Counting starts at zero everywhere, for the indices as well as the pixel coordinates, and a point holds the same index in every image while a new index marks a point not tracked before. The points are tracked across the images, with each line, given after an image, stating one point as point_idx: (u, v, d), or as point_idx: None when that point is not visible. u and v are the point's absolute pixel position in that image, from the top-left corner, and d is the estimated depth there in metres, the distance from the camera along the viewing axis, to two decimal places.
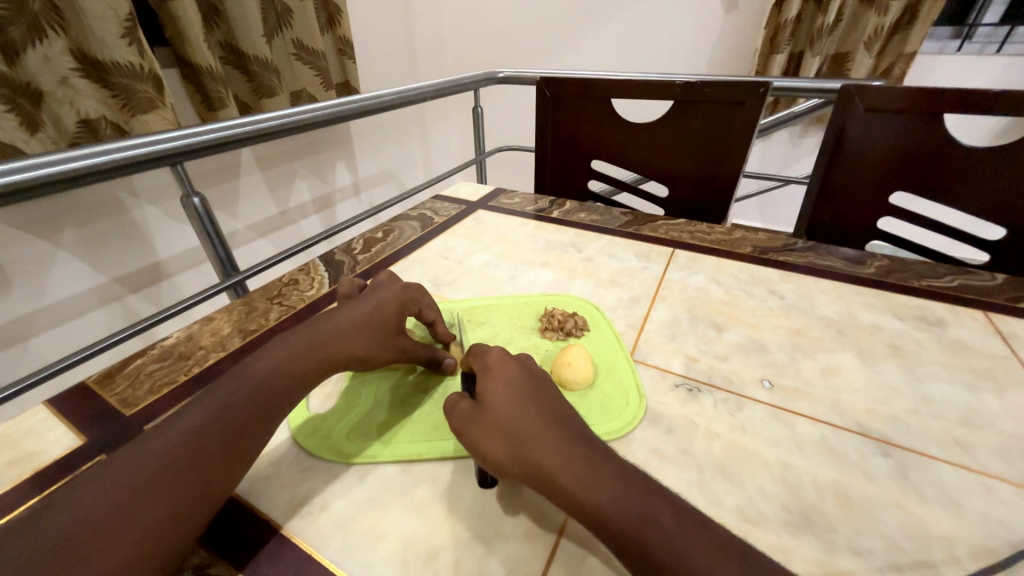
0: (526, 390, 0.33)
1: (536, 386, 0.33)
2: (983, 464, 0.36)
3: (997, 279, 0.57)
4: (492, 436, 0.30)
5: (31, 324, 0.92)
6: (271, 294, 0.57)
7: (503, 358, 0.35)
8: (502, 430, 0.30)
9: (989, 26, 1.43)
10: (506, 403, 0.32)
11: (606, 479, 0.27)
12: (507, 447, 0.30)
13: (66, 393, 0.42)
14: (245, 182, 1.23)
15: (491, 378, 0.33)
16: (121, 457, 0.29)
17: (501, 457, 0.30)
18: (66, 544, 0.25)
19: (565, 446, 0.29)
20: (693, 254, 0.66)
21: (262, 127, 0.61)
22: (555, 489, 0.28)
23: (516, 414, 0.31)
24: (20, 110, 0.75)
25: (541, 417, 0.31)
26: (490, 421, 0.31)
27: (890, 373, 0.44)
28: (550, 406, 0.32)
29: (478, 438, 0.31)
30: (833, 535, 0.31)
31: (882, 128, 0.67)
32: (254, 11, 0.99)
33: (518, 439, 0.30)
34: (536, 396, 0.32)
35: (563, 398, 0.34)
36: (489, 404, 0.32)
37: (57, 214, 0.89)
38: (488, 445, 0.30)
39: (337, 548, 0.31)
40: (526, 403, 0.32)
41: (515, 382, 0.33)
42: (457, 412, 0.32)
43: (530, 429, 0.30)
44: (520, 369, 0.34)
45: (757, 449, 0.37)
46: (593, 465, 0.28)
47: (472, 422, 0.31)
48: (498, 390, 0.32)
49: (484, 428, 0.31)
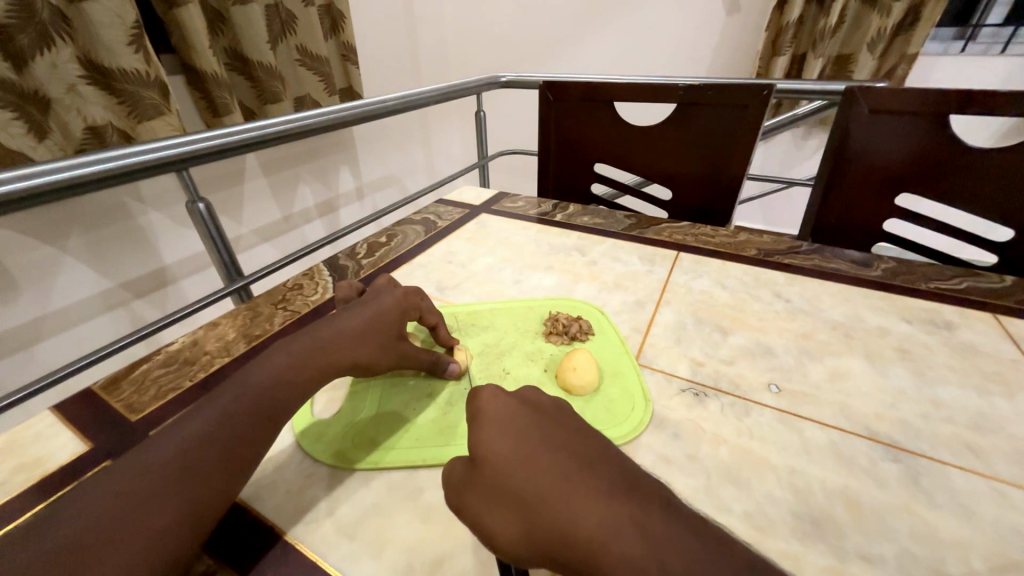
0: (524, 439, 0.29)
1: (536, 432, 0.30)
2: (995, 470, 0.35)
3: (1005, 282, 0.57)
4: (494, 510, 0.27)
5: (38, 330, 0.92)
6: (276, 299, 0.57)
7: (494, 403, 0.31)
8: (506, 501, 0.27)
9: (992, 26, 1.42)
10: (504, 463, 0.28)
11: (632, 537, 0.24)
12: (513, 520, 0.26)
13: (72, 398, 0.42)
14: (249, 187, 1.23)
15: (484, 435, 0.30)
16: (126, 463, 0.30)
17: (509, 534, 0.26)
18: (70, 547, 0.25)
19: (579, 504, 0.26)
20: (697, 257, 0.65)
21: (269, 133, 0.62)
22: (579, 558, 0.24)
23: (518, 476, 0.28)
24: (28, 117, 0.75)
25: (545, 474, 0.27)
26: (492, 490, 0.28)
27: (898, 377, 0.44)
28: (555, 455, 0.28)
29: (482, 515, 0.27)
30: (843, 542, 0.31)
31: (886, 130, 0.66)
32: (259, 19, 1.00)
33: (525, 508, 0.26)
34: (538, 446, 0.29)
35: (569, 437, 0.30)
36: (487, 470, 0.29)
37: (63, 220, 0.90)
38: (493, 521, 0.27)
39: (342, 555, 0.31)
40: (528, 457, 0.28)
41: (510, 432, 0.30)
42: (455, 483, 0.29)
43: (537, 491, 0.27)
44: (515, 412, 0.31)
45: (765, 454, 0.36)
46: (615, 521, 0.24)
47: (472, 495, 0.28)
48: (494, 447, 0.29)
49: (485, 499, 0.28)
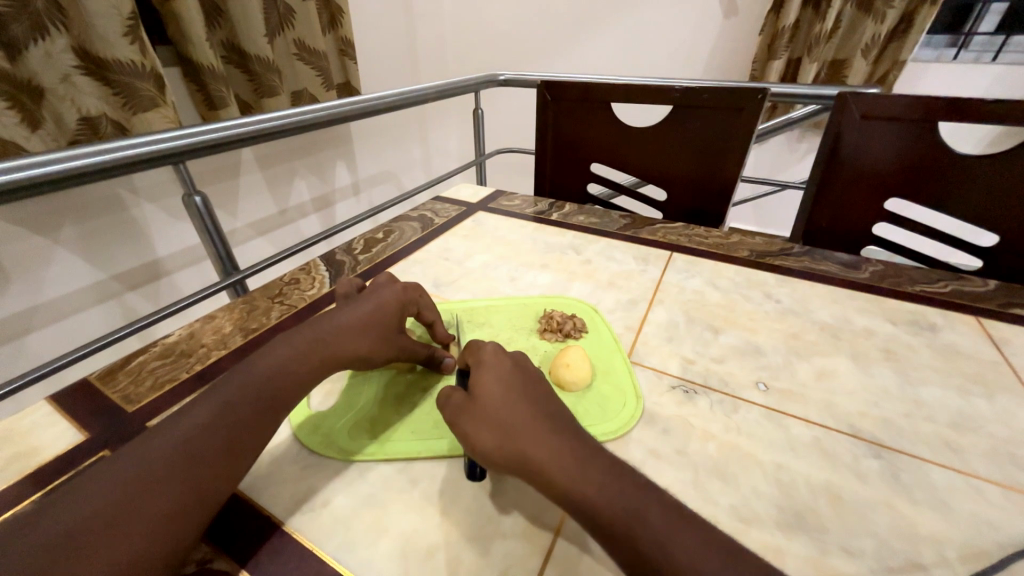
0: (517, 385, 0.33)
1: (527, 383, 0.34)
2: (973, 467, 0.36)
3: (989, 285, 0.58)
4: (482, 428, 0.31)
5: (29, 321, 0.91)
6: (272, 293, 0.58)
7: (496, 355, 0.35)
8: (494, 425, 0.31)
9: (984, 35, 1.45)
10: (497, 397, 0.32)
11: (593, 472, 0.28)
12: (497, 438, 0.30)
13: (68, 389, 0.43)
14: (245, 181, 1.23)
15: (483, 374, 0.34)
16: (130, 452, 0.30)
17: (492, 449, 0.30)
18: (79, 531, 0.25)
19: (554, 440, 0.30)
20: (691, 257, 0.66)
21: (266, 128, 0.62)
22: (546, 480, 0.28)
23: (508, 409, 0.31)
24: (21, 106, 0.75)
25: (533, 412, 0.31)
26: (483, 414, 0.31)
27: (883, 377, 0.45)
28: (540, 403, 0.33)
29: (471, 431, 0.31)
30: (824, 534, 0.32)
31: (877, 135, 0.68)
32: (256, 11, 0.99)
33: (510, 432, 0.30)
34: (528, 394, 0.33)
35: (553, 396, 0.34)
36: (482, 399, 0.32)
37: (57, 211, 0.89)
38: (480, 437, 0.31)
39: (338, 544, 0.31)
40: (517, 397, 0.32)
41: (507, 377, 0.34)
42: (451, 403, 0.33)
43: (522, 423, 0.31)
44: (513, 366, 0.35)
45: (752, 450, 0.37)
46: (582, 459, 0.29)
47: (464, 415, 0.32)
48: (490, 385, 0.33)
49: (475, 419, 0.31)
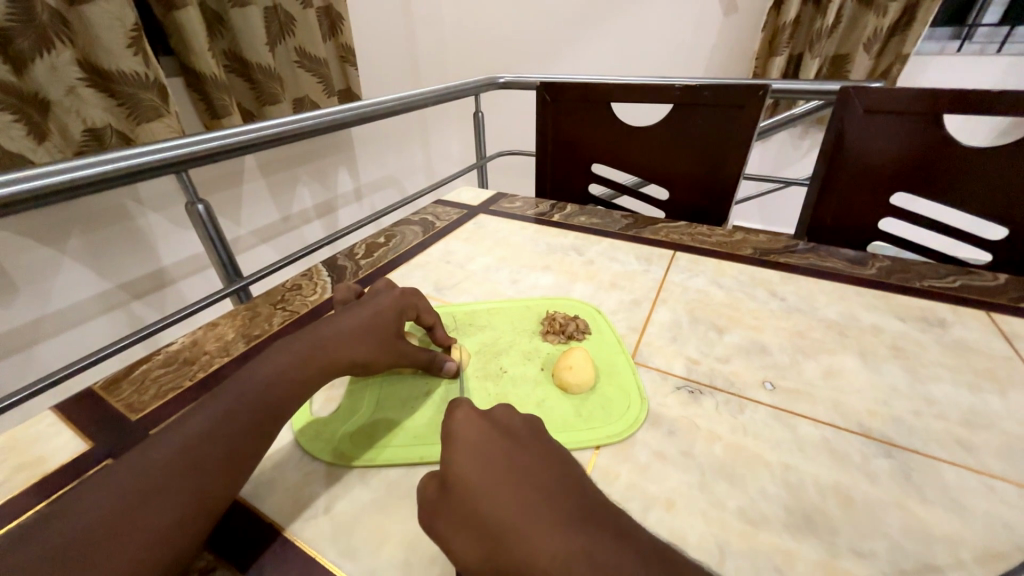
0: (495, 465, 0.30)
1: (508, 457, 0.30)
2: (986, 465, 0.35)
3: (998, 279, 0.57)
4: (462, 533, 0.27)
5: (37, 331, 0.92)
6: (275, 299, 0.58)
7: (468, 427, 0.32)
8: (474, 523, 0.27)
9: (988, 26, 1.43)
10: (474, 488, 0.29)
11: (592, 570, 0.24)
12: (480, 544, 0.27)
13: (72, 398, 0.43)
14: (248, 188, 1.24)
15: (456, 457, 0.30)
16: (129, 462, 0.30)
17: (475, 558, 0.26)
18: (82, 541, 0.25)
19: (543, 534, 0.26)
20: (694, 256, 0.66)
21: (267, 135, 0.62)
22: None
23: (488, 501, 0.28)
24: (28, 119, 0.76)
25: (515, 501, 0.28)
26: (462, 512, 0.28)
27: (892, 374, 0.44)
28: (525, 482, 0.29)
29: (451, 535, 0.28)
30: (835, 536, 0.31)
31: (882, 129, 0.67)
32: (257, 20, 1.00)
33: (492, 532, 0.27)
34: (508, 474, 0.29)
35: (541, 462, 0.30)
36: (457, 490, 0.29)
37: (63, 222, 0.90)
38: (461, 543, 0.27)
39: (341, 551, 0.31)
40: (497, 483, 0.29)
41: (483, 456, 0.30)
42: (428, 500, 0.30)
43: (503, 519, 0.27)
44: (489, 438, 0.31)
45: (759, 451, 0.37)
46: (575, 553, 0.25)
47: (441, 517, 0.29)
48: (463, 470, 0.29)
49: (455, 521, 0.28)
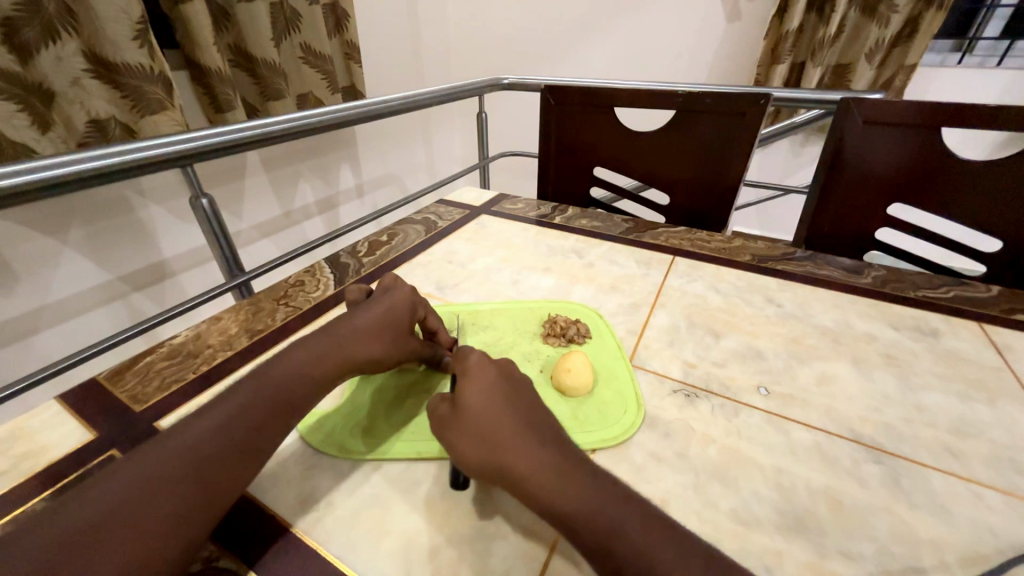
0: (501, 393, 0.33)
1: (512, 388, 0.34)
2: (973, 472, 0.36)
3: (992, 291, 0.58)
4: (465, 438, 0.31)
5: (36, 321, 0.92)
6: (277, 295, 0.58)
7: (480, 360, 0.35)
8: (478, 434, 0.31)
9: (989, 39, 1.45)
10: (481, 406, 0.32)
11: (569, 480, 0.28)
12: (480, 450, 0.30)
13: (77, 388, 0.43)
14: (250, 183, 1.24)
15: (467, 381, 0.33)
16: (144, 453, 0.30)
17: (474, 460, 0.30)
18: (101, 530, 0.26)
19: (538, 450, 0.30)
20: (692, 261, 0.67)
21: (273, 131, 0.63)
22: (527, 493, 0.28)
23: (493, 417, 0.31)
24: (32, 110, 0.76)
25: (514, 422, 0.31)
26: (466, 423, 0.31)
27: (885, 382, 0.45)
28: (526, 412, 0.32)
29: (454, 440, 0.31)
30: (825, 538, 0.32)
31: (879, 141, 0.68)
32: (263, 16, 1.00)
33: (492, 443, 0.30)
34: (510, 402, 0.32)
35: (539, 403, 0.34)
36: (464, 405, 0.32)
37: (64, 213, 0.90)
38: (464, 447, 0.31)
39: (342, 544, 0.32)
40: (500, 406, 0.32)
41: (490, 383, 0.33)
42: (436, 413, 0.33)
43: (503, 434, 0.30)
44: (496, 372, 0.34)
45: (753, 454, 0.38)
46: (563, 470, 0.29)
47: (448, 427, 0.32)
48: (471, 391, 0.32)
49: (459, 430, 0.31)
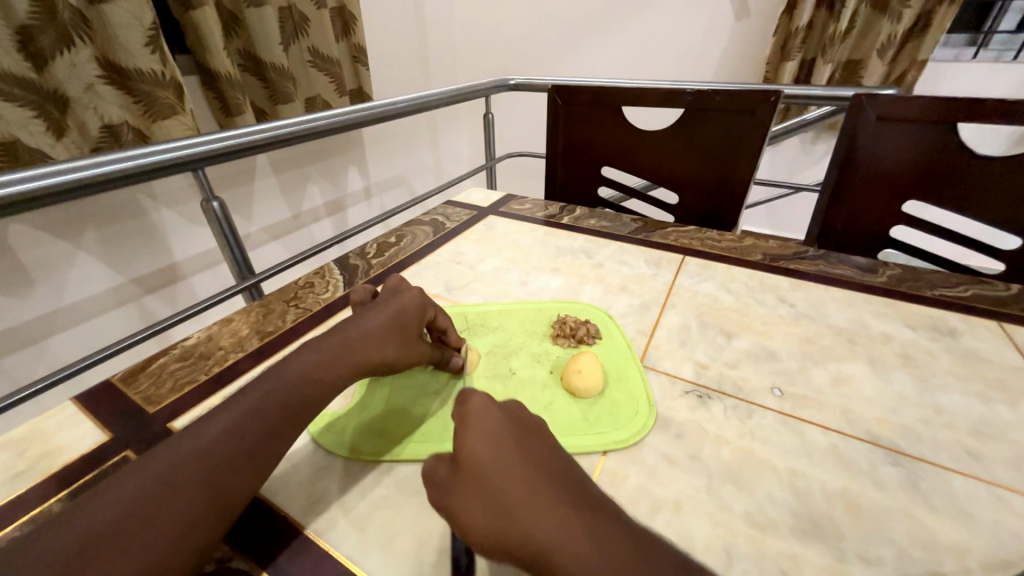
0: (505, 448, 0.30)
1: (517, 437, 0.30)
2: (995, 475, 0.35)
3: (1012, 290, 0.57)
4: (470, 510, 0.28)
5: (52, 323, 0.94)
6: (287, 297, 0.59)
7: (479, 408, 0.31)
8: (485, 502, 0.28)
9: (1005, 33, 1.42)
10: (484, 470, 0.29)
11: (595, 552, 0.25)
12: (488, 522, 0.27)
13: (92, 389, 0.44)
14: (260, 185, 1.25)
15: (466, 439, 0.30)
16: (159, 454, 0.30)
17: (483, 535, 0.27)
18: (116, 536, 0.26)
19: (553, 515, 0.26)
20: (703, 261, 0.66)
21: (283, 134, 0.63)
22: (550, 568, 0.25)
23: (498, 482, 0.28)
24: (48, 116, 0.77)
25: (524, 485, 0.28)
26: (470, 492, 0.28)
27: (901, 382, 0.44)
28: (535, 469, 0.29)
29: (460, 511, 0.28)
30: (842, 542, 0.31)
31: (893, 138, 0.67)
32: (272, 20, 1.01)
33: (502, 513, 0.27)
34: (517, 458, 0.29)
35: (550, 453, 0.31)
36: (466, 470, 0.29)
37: (79, 217, 0.92)
38: (471, 516, 0.28)
39: (353, 546, 0.32)
40: (505, 465, 0.29)
41: (493, 439, 0.30)
42: (436, 478, 0.30)
43: (513, 500, 0.27)
44: (498, 421, 0.31)
45: (767, 456, 0.37)
46: (587, 539, 0.25)
47: (451, 495, 0.29)
48: (472, 452, 0.29)
49: (463, 499, 0.28)
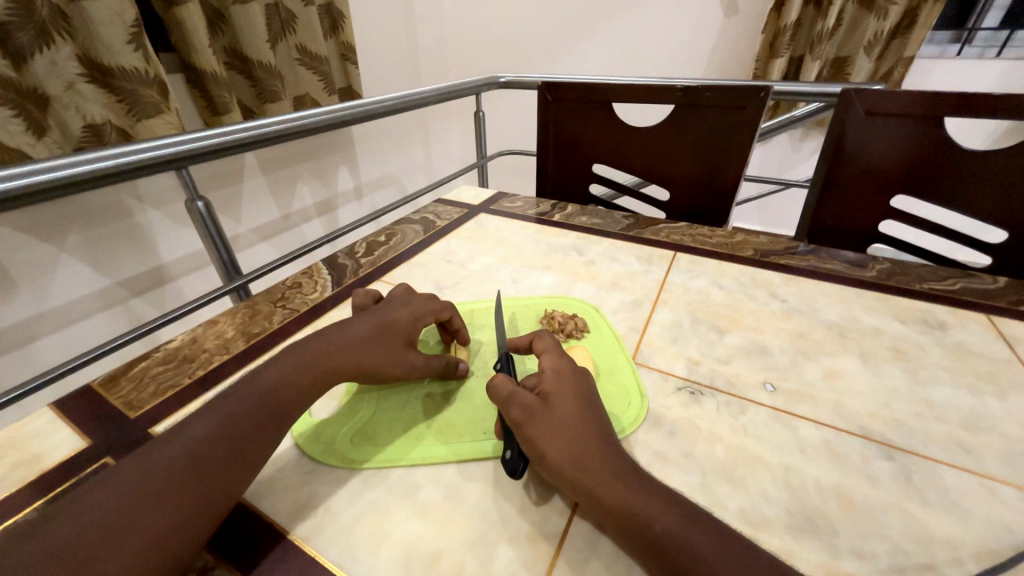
0: (586, 405, 0.35)
1: (587, 400, 0.36)
2: (987, 468, 0.35)
3: (998, 283, 0.57)
4: (554, 436, 0.32)
5: (35, 328, 0.92)
6: (274, 297, 0.58)
7: (565, 371, 0.37)
8: (567, 435, 0.32)
9: (988, 30, 1.44)
10: (570, 413, 0.34)
11: (658, 499, 0.29)
12: (568, 450, 0.31)
13: (71, 395, 0.42)
14: (249, 185, 1.23)
15: (556, 388, 0.36)
16: (132, 464, 0.29)
17: (561, 458, 0.31)
18: (94, 546, 0.25)
19: (624, 466, 0.31)
20: (694, 257, 0.66)
21: (267, 132, 0.62)
22: (617, 503, 0.29)
23: (581, 426, 0.33)
24: (27, 115, 0.75)
25: (600, 436, 0.33)
26: (556, 422, 0.33)
27: (892, 376, 0.45)
28: (606, 430, 0.34)
29: (542, 434, 0.32)
30: (836, 538, 0.31)
31: (881, 132, 0.67)
32: (258, 17, 0.99)
33: (583, 450, 0.31)
34: (594, 416, 0.34)
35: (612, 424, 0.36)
36: (554, 408, 0.34)
37: (62, 219, 0.90)
38: (549, 447, 0.32)
39: (341, 551, 0.31)
40: (587, 417, 0.34)
41: (577, 395, 0.35)
42: (520, 403, 0.34)
43: (593, 443, 0.32)
44: (578, 384, 0.37)
45: (760, 452, 0.37)
46: (653, 490, 0.30)
47: (534, 420, 0.33)
48: (562, 397, 0.35)
49: (548, 427, 0.33)
